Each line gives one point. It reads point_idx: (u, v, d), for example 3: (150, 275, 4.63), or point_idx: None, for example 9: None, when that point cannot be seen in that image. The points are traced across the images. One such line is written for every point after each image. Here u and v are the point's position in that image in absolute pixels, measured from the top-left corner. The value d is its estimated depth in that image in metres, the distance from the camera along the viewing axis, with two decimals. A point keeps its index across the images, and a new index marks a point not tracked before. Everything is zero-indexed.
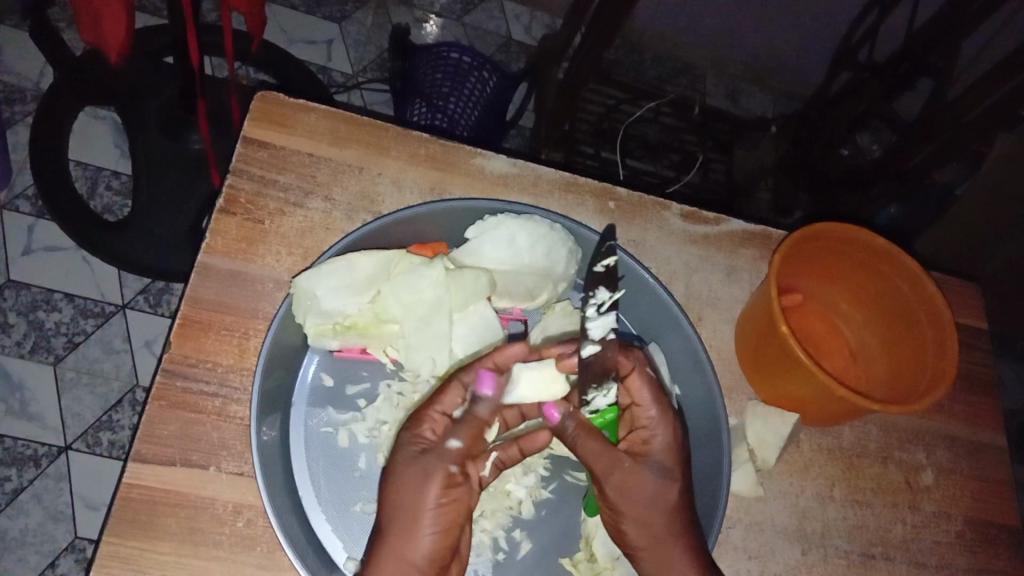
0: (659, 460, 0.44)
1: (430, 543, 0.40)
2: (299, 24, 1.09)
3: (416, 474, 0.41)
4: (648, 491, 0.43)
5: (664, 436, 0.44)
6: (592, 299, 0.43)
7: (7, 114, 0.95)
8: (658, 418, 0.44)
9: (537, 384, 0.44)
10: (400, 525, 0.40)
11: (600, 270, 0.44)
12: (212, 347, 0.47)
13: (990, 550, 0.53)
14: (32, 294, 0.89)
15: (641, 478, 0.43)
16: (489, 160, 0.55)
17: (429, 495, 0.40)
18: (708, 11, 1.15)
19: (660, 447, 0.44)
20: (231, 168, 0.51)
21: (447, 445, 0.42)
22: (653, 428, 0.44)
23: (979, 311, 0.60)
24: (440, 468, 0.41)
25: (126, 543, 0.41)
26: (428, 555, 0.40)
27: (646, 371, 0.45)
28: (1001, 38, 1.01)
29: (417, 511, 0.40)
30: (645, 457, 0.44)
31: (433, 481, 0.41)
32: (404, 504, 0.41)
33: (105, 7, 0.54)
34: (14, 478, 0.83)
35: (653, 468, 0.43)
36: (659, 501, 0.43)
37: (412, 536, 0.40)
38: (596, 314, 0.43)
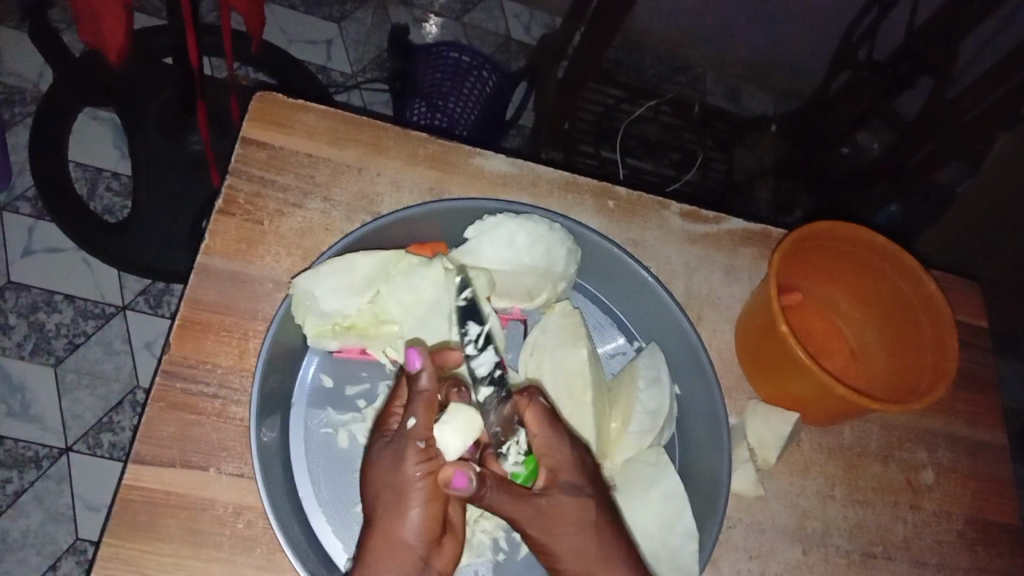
0: (569, 479, 0.41)
1: (419, 512, 0.39)
2: (298, 24, 1.09)
3: (389, 455, 0.40)
4: (572, 516, 0.40)
5: (569, 457, 0.41)
6: (466, 338, 0.45)
7: (6, 115, 0.95)
8: (555, 442, 0.41)
9: (460, 429, 0.41)
10: (385, 505, 0.40)
11: (463, 303, 0.46)
12: (212, 349, 0.47)
13: (990, 549, 0.53)
14: (32, 295, 0.89)
15: (563, 508, 0.40)
16: (488, 161, 0.55)
17: (406, 471, 0.40)
18: (708, 10, 1.15)
19: (565, 467, 0.41)
20: (230, 170, 0.51)
21: (407, 426, 0.40)
22: (553, 452, 0.41)
23: (979, 310, 0.60)
24: (409, 448, 0.40)
25: (126, 545, 0.41)
26: (420, 528, 0.39)
27: (536, 397, 0.42)
28: (1001, 37, 1.01)
29: (399, 489, 0.39)
30: (555, 481, 0.41)
31: (407, 462, 0.40)
32: (383, 486, 0.40)
33: (103, 5, 0.54)
34: (14, 480, 0.83)
35: (568, 490, 0.40)
36: (586, 522, 0.40)
37: (398, 514, 0.39)
38: (476, 351, 0.45)
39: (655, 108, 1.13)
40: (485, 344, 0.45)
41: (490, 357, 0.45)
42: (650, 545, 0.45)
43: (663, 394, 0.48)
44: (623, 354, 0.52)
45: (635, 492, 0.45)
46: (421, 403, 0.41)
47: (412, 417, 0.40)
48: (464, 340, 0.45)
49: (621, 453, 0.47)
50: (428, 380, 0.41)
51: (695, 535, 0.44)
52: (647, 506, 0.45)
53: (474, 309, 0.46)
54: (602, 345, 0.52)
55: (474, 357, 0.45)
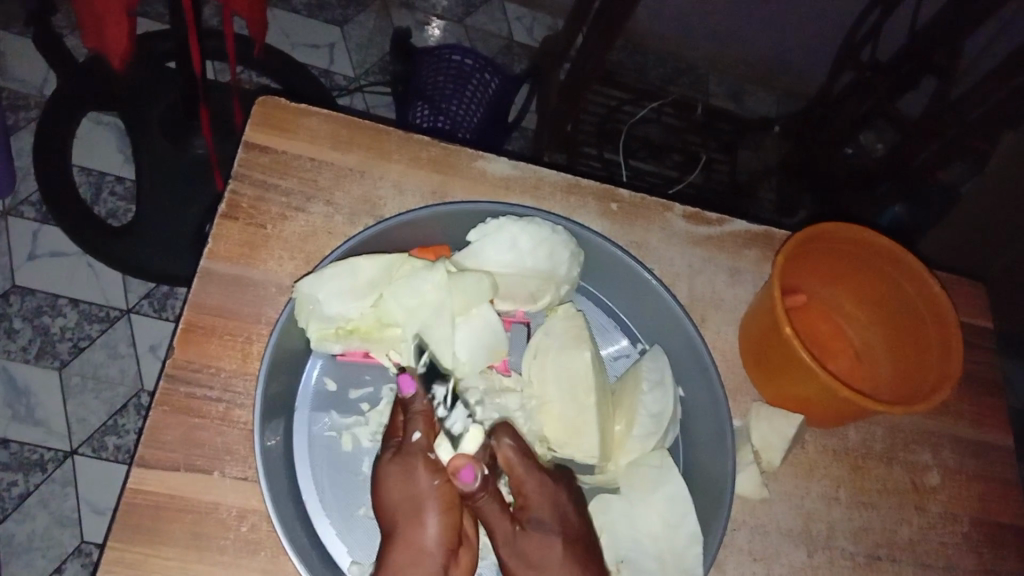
0: (539, 515, 0.41)
1: (437, 524, 0.39)
2: (300, 28, 1.09)
3: (398, 469, 0.41)
4: (540, 554, 0.39)
5: (537, 494, 0.41)
6: (434, 402, 0.43)
7: (11, 120, 0.95)
8: (526, 479, 0.42)
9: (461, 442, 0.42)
10: (403, 518, 0.39)
11: (422, 369, 0.45)
12: (215, 353, 0.47)
13: (996, 551, 0.53)
14: (36, 300, 0.89)
15: (530, 543, 0.40)
16: (491, 163, 0.55)
17: (418, 482, 0.40)
18: (710, 11, 1.15)
19: (536, 504, 0.41)
20: (233, 174, 0.51)
21: (412, 439, 0.42)
22: (524, 490, 0.42)
23: (983, 310, 0.60)
24: (419, 457, 0.41)
25: (131, 549, 0.41)
26: (438, 539, 0.39)
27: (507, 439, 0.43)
28: (1005, 37, 1.01)
29: (416, 497, 0.40)
30: (525, 516, 0.41)
31: (419, 471, 0.40)
32: (398, 499, 0.40)
33: (106, 10, 0.54)
34: (20, 484, 0.83)
35: (537, 526, 0.40)
36: (555, 561, 0.39)
37: (416, 526, 0.39)
38: (447, 411, 0.43)
39: (657, 110, 1.13)
40: (455, 404, 0.44)
41: (462, 415, 0.43)
42: (655, 548, 0.45)
43: (667, 397, 0.48)
44: (627, 356, 0.52)
45: (636, 493, 0.45)
46: (422, 416, 0.42)
47: (415, 430, 0.42)
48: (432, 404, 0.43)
49: (625, 456, 0.47)
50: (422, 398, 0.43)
51: (699, 538, 0.44)
52: (651, 509, 0.45)
53: (436, 370, 0.45)
54: (606, 347, 0.52)
55: (445, 417, 0.43)
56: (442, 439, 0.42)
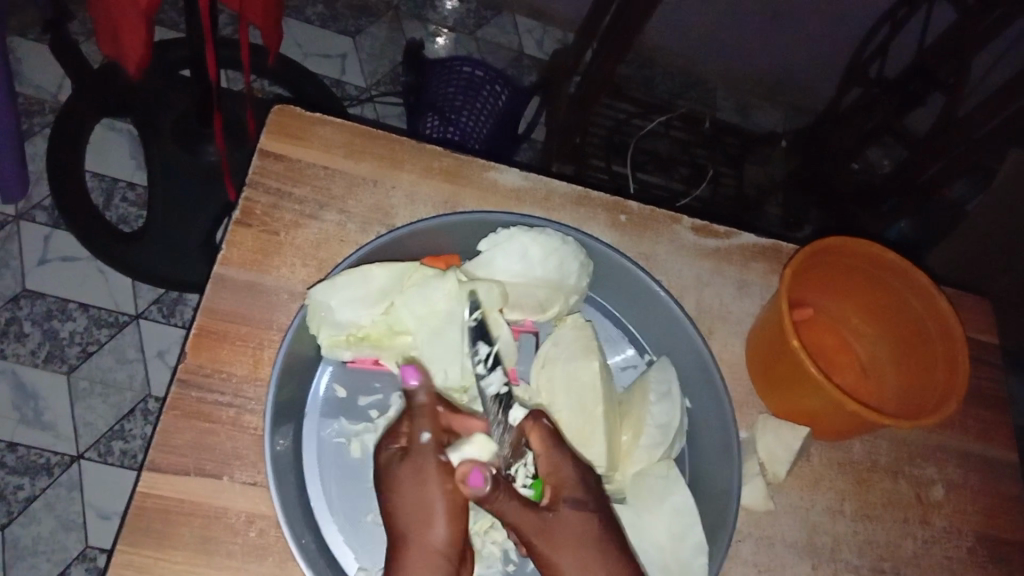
0: (572, 495, 0.40)
1: (446, 527, 0.39)
2: (312, 38, 1.10)
3: (409, 474, 0.40)
4: (575, 536, 0.39)
5: (571, 474, 0.41)
6: (476, 357, 0.46)
7: (25, 126, 0.96)
8: (559, 460, 0.41)
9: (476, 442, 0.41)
10: (413, 523, 0.39)
11: (473, 322, 0.46)
12: (227, 358, 0.47)
13: (1001, 567, 0.53)
14: (47, 304, 0.90)
15: (565, 525, 0.39)
16: (502, 174, 0.56)
17: (432, 490, 0.39)
18: (719, 26, 1.16)
19: (570, 484, 0.40)
20: (247, 182, 0.52)
21: (421, 440, 0.41)
22: (556, 470, 0.41)
23: (990, 326, 0.60)
24: (431, 460, 0.40)
25: (140, 552, 0.42)
26: (447, 540, 0.39)
27: (541, 420, 0.42)
28: (1010, 56, 1.02)
29: (429, 505, 0.39)
30: (558, 497, 0.40)
31: (432, 476, 0.40)
32: (411, 505, 0.39)
33: (125, 18, 0.55)
34: (26, 487, 0.83)
35: (571, 504, 0.40)
36: (589, 538, 0.39)
37: (426, 528, 0.39)
38: (486, 370, 0.46)
39: (665, 123, 1.14)
40: (495, 365, 0.46)
41: (500, 377, 0.46)
42: (661, 558, 0.45)
43: (675, 408, 0.48)
44: (634, 367, 0.52)
45: (644, 503, 0.46)
46: (424, 414, 0.42)
47: (424, 429, 0.41)
48: (474, 359, 0.46)
49: (632, 466, 0.47)
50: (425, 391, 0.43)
51: (704, 548, 0.45)
52: (657, 519, 0.45)
53: (483, 328, 0.47)
54: (613, 357, 0.52)
55: (483, 377, 0.46)
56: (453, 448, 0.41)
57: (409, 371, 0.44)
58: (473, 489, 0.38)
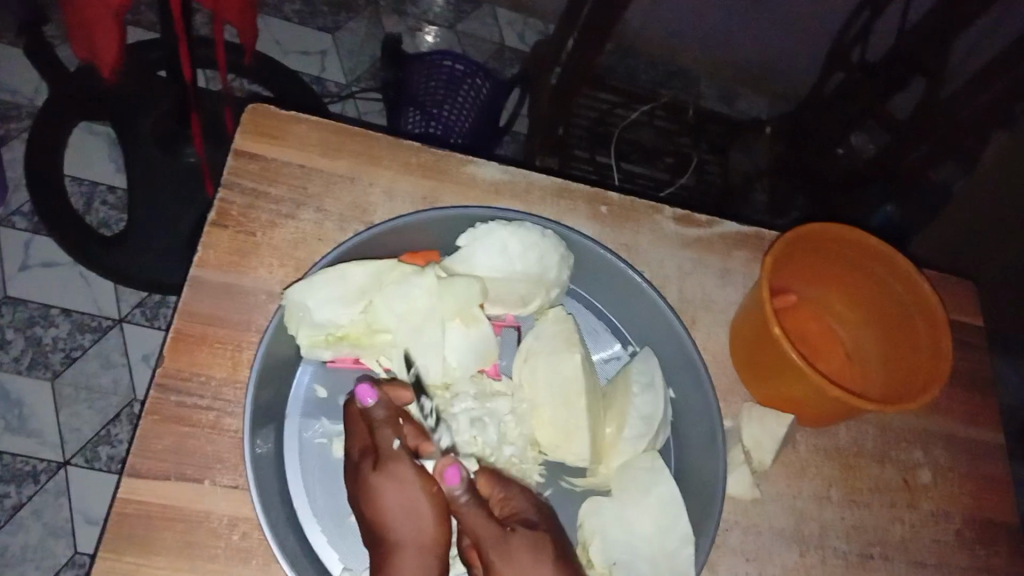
0: (526, 517, 0.41)
1: (436, 525, 0.39)
2: (292, 36, 1.09)
3: (388, 480, 0.40)
4: (528, 554, 0.38)
5: (523, 501, 0.41)
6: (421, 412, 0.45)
7: (2, 131, 0.95)
8: (510, 487, 0.42)
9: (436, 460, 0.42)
10: (401, 518, 0.39)
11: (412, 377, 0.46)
12: (206, 361, 0.47)
13: (989, 549, 0.53)
14: (29, 310, 0.89)
15: (523, 540, 0.39)
16: (480, 168, 0.55)
17: (414, 489, 0.40)
18: (701, 14, 1.16)
19: (524, 507, 0.41)
20: (223, 182, 0.51)
21: (392, 446, 0.41)
22: (506, 496, 0.42)
23: (974, 308, 0.60)
24: (408, 465, 0.40)
25: (121, 558, 0.41)
26: (437, 537, 0.39)
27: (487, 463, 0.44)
28: (992, 37, 1.02)
29: (416, 509, 0.39)
30: (513, 519, 0.40)
31: (413, 479, 0.40)
32: (397, 509, 0.39)
33: (95, 19, 0.54)
34: (13, 495, 0.83)
35: (525, 524, 0.40)
36: (544, 557, 0.38)
37: (416, 526, 0.39)
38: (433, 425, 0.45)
39: (649, 113, 1.14)
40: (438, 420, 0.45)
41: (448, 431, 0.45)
42: (648, 550, 0.44)
43: (658, 399, 0.48)
44: (617, 359, 0.52)
45: (629, 495, 0.45)
46: (389, 425, 0.42)
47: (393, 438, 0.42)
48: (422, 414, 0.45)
49: (617, 458, 0.47)
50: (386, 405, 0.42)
51: (690, 539, 0.45)
52: (642, 511, 0.45)
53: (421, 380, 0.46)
54: (597, 350, 0.52)
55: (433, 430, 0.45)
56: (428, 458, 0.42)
57: (365, 388, 0.42)
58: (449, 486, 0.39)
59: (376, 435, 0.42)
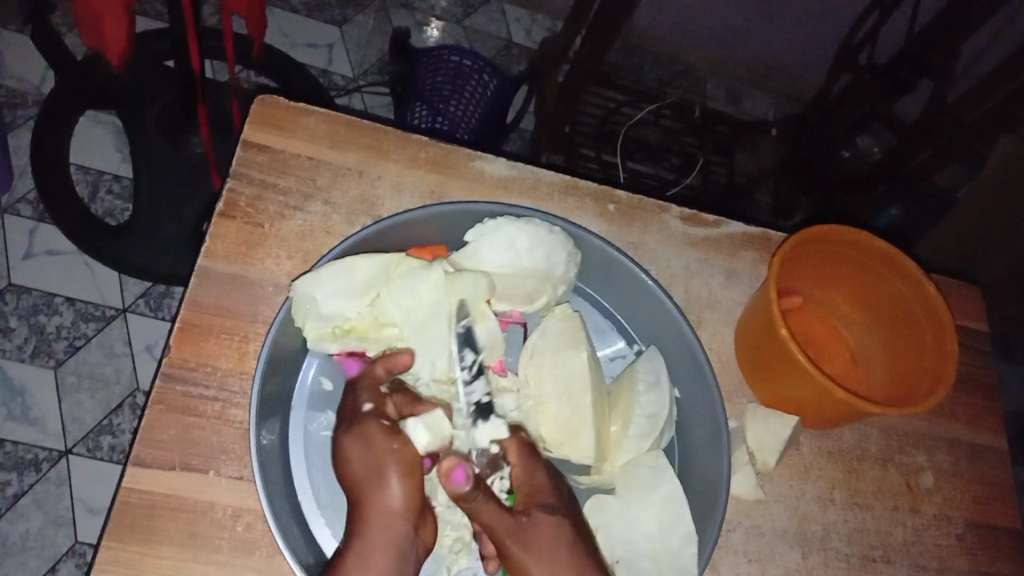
0: (545, 500, 0.42)
1: (400, 487, 0.41)
2: (299, 28, 1.09)
3: (353, 438, 0.42)
4: (549, 539, 0.41)
5: (543, 484, 0.43)
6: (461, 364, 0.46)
7: (8, 119, 0.95)
8: (532, 468, 0.44)
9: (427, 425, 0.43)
10: (366, 480, 0.41)
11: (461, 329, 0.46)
12: (211, 352, 0.47)
13: (991, 553, 0.53)
14: (32, 298, 0.89)
15: (540, 527, 0.41)
16: (488, 164, 0.55)
17: (378, 450, 0.42)
18: (709, 14, 1.15)
19: (542, 488, 0.43)
20: (231, 173, 0.51)
21: (362, 409, 0.43)
22: (529, 477, 0.43)
23: (979, 313, 0.60)
24: (374, 423, 0.42)
25: (125, 547, 0.41)
26: (403, 498, 0.41)
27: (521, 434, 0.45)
28: (1000, 41, 1.02)
29: (378, 464, 0.41)
30: (531, 504, 0.42)
31: (376, 439, 0.42)
32: (360, 467, 0.42)
33: (104, 7, 0.54)
34: (14, 482, 0.83)
35: (543, 509, 0.42)
36: (561, 541, 0.41)
37: (380, 488, 0.41)
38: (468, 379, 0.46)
39: (655, 111, 1.13)
40: (479, 373, 0.46)
41: (482, 386, 0.46)
42: (650, 548, 0.45)
43: (663, 397, 0.48)
44: (622, 357, 0.52)
45: (633, 494, 0.46)
46: (365, 390, 0.44)
47: (365, 400, 0.44)
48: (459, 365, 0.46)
49: (621, 456, 0.47)
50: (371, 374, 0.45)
51: (694, 539, 0.45)
52: (646, 510, 0.45)
53: (471, 335, 0.47)
54: (602, 348, 0.52)
55: (467, 384, 0.46)
56: (412, 416, 0.43)
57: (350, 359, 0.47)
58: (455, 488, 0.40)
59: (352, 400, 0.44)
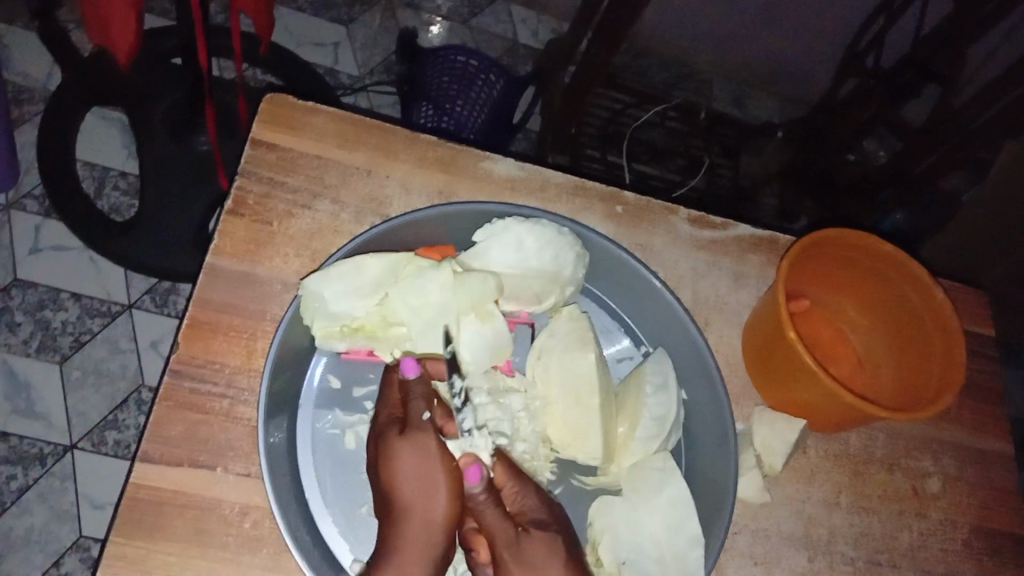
0: (536, 517, 0.42)
1: (448, 502, 0.40)
2: (306, 27, 1.09)
3: (409, 446, 0.41)
4: (541, 555, 0.40)
5: (534, 500, 0.42)
6: (452, 390, 0.45)
7: (14, 114, 0.95)
8: (521, 487, 0.43)
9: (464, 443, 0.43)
10: (416, 490, 0.40)
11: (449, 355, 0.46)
12: (220, 349, 0.47)
13: (996, 558, 0.53)
14: (38, 294, 0.89)
15: (534, 541, 0.40)
16: (497, 164, 0.55)
17: (435, 463, 0.41)
18: (715, 16, 1.15)
19: (533, 507, 0.42)
20: (240, 171, 0.51)
21: (421, 418, 0.42)
22: (519, 496, 0.42)
23: (985, 317, 0.60)
24: (431, 436, 0.41)
25: (133, 543, 0.41)
26: (448, 514, 0.40)
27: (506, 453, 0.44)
28: (1007, 46, 1.01)
29: (431, 477, 0.40)
30: (522, 521, 0.42)
31: (434, 450, 0.41)
32: (412, 475, 0.40)
33: (114, 4, 0.54)
34: (18, 477, 0.83)
35: (536, 526, 0.41)
36: (554, 558, 0.40)
37: (430, 500, 0.40)
38: (460, 406, 0.44)
39: (661, 113, 1.14)
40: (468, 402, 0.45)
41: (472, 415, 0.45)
42: (657, 548, 0.45)
43: (670, 399, 0.48)
44: (630, 358, 0.52)
45: (640, 495, 0.46)
46: (422, 400, 0.43)
47: (422, 409, 0.43)
48: (451, 391, 0.45)
49: (628, 458, 0.47)
50: (424, 384, 0.44)
51: (700, 541, 0.44)
52: (653, 510, 0.45)
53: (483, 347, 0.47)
54: (609, 349, 0.52)
55: (459, 410, 0.44)
56: (451, 435, 0.43)
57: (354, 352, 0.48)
58: (469, 486, 0.41)
59: (408, 407, 0.43)
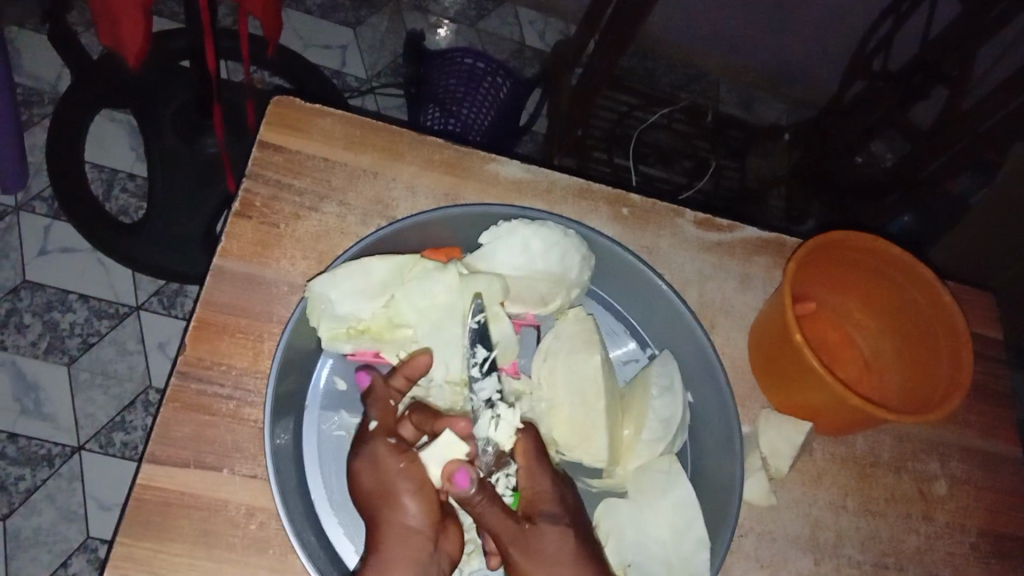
0: (548, 509, 0.41)
1: (416, 504, 0.40)
2: (313, 29, 1.09)
3: (362, 458, 0.41)
4: (551, 546, 0.40)
5: (549, 489, 0.42)
6: (472, 359, 0.46)
7: (24, 116, 0.96)
8: (537, 473, 0.42)
9: (446, 447, 0.41)
10: (380, 500, 0.40)
11: (473, 326, 0.46)
12: (226, 351, 0.47)
13: (1004, 563, 0.53)
14: (46, 295, 0.90)
15: (541, 534, 0.40)
16: (503, 166, 0.55)
17: (390, 469, 0.40)
18: (722, 19, 1.15)
19: (545, 498, 0.42)
20: (248, 173, 0.51)
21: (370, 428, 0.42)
22: (534, 484, 0.42)
23: (994, 320, 0.60)
24: (379, 444, 0.41)
25: (140, 545, 0.42)
26: (421, 514, 0.40)
27: (531, 429, 0.44)
28: (1016, 49, 1.01)
29: (388, 485, 0.40)
30: (534, 512, 0.41)
31: (385, 456, 0.41)
32: (371, 487, 0.40)
33: (123, 8, 0.54)
34: (27, 478, 0.83)
35: (548, 519, 0.41)
36: (562, 553, 0.40)
37: (396, 510, 0.40)
38: (480, 375, 0.46)
39: (668, 116, 1.14)
40: (490, 371, 0.46)
41: (492, 383, 0.46)
42: (663, 553, 0.45)
43: (677, 402, 0.47)
44: (636, 361, 0.52)
45: (645, 499, 0.46)
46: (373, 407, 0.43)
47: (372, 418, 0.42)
48: (470, 363, 0.46)
49: (634, 460, 0.47)
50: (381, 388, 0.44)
51: (707, 543, 0.44)
52: (658, 514, 0.45)
53: (484, 331, 0.47)
54: (615, 351, 0.52)
55: (478, 381, 0.46)
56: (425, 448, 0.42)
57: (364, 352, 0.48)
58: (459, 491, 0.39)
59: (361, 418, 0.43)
